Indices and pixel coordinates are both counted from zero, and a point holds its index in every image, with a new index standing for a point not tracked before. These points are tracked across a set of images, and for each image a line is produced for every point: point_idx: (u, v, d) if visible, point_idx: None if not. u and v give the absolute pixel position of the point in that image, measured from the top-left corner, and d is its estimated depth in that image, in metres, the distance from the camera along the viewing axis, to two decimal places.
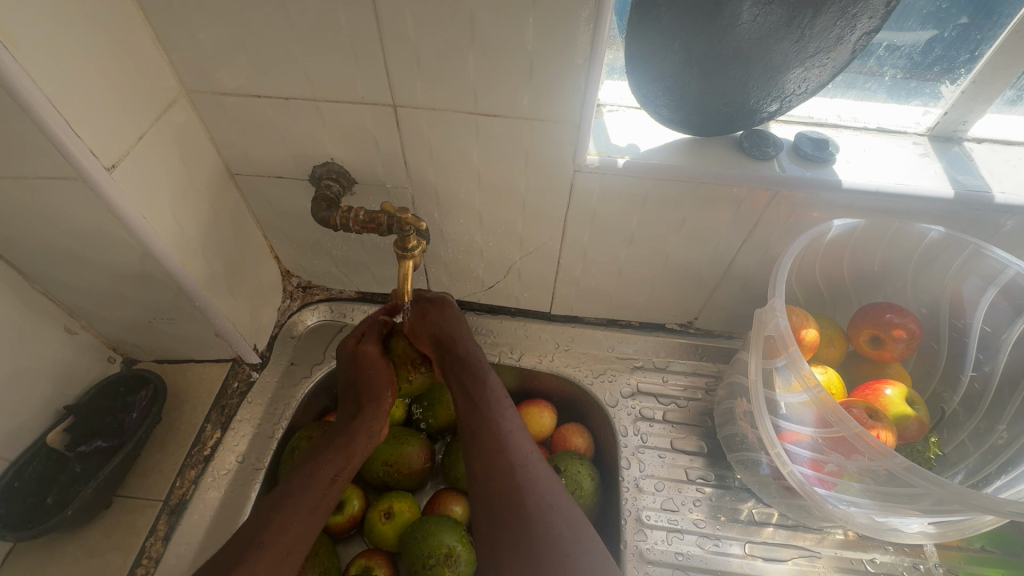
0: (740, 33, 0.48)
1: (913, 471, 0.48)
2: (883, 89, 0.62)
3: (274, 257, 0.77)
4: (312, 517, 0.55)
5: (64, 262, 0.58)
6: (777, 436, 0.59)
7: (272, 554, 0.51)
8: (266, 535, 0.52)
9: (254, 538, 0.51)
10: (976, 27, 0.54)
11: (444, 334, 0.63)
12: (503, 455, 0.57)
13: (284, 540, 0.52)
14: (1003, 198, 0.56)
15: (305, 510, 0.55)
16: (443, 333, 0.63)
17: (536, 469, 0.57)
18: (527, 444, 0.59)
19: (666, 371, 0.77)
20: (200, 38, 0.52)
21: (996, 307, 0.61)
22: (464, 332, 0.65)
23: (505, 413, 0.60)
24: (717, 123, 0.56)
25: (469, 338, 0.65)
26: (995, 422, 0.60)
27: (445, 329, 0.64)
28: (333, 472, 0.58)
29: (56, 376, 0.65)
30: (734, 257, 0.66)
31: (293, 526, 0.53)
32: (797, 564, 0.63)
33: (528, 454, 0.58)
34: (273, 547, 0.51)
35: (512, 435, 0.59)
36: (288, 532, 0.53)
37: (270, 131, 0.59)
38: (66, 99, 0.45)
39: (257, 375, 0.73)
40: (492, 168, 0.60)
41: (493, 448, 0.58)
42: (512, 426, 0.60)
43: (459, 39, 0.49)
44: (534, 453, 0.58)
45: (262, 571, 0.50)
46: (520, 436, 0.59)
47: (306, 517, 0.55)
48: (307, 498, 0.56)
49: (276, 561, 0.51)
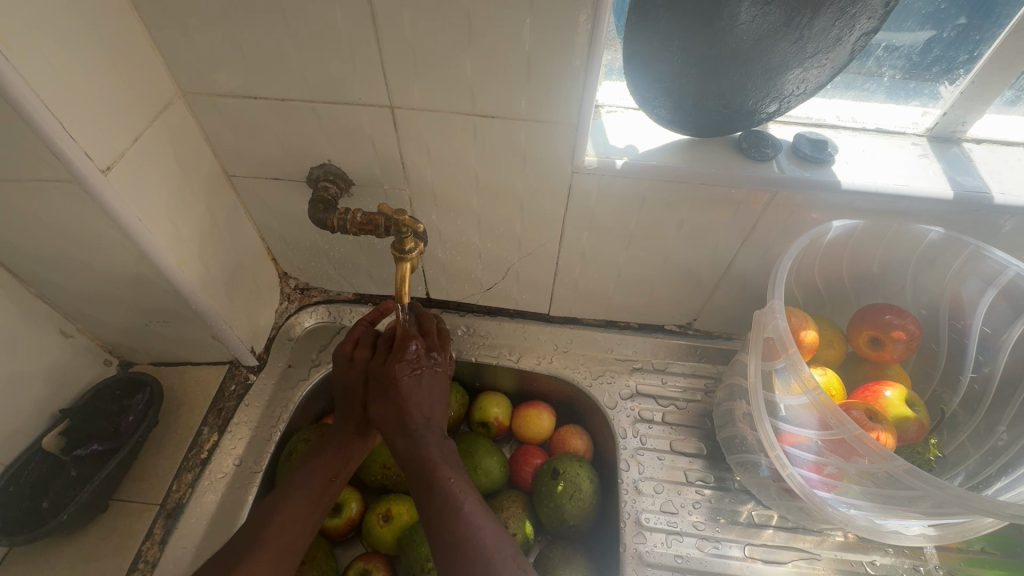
0: (739, 33, 0.48)
1: (913, 474, 0.48)
2: (882, 89, 0.62)
3: (272, 259, 0.77)
4: (312, 514, 0.56)
5: (60, 265, 0.57)
6: (777, 439, 0.59)
7: (273, 553, 0.51)
8: (267, 534, 0.52)
9: (257, 537, 0.51)
10: (974, 27, 0.54)
11: (401, 403, 0.57)
12: (462, 554, 0.48)
13: (284, 539, 0.52)
14: (1002, 199, 0.55)
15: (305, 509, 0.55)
16: (398, 410, 0.57)
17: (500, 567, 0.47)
18: (494, 535, 0.49)
19: (665, 372, 0.77)
20: (197, 39, 0.51)
21: (996, 308, 0.60)
22: (425, 398, 0.58)
23: (464, 502, 0.51)
24: (715, 124, 0.56)
25: (433, 397, 0.59)
26: (995, 423, 0.60)
27: (401, 397, 0.58)
28: (329, 474, 0.58)
29: (52, 379, 0.65)
30: (733, 258, 0.66)
31: (293, 525, 0.54)
32: (797, 566, 0.62)
33: (494, 542, 0.49)
34: (274, 544, 0.52)
35: (471, 529, 0.49)
36: (288, 531, 0.53)
37: (267, 133, 0.59)
38: (60, 101, 0.44)
39: (254, 378, 0.73)
40: (490, 169, 0.59)
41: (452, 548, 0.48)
42: (473, 521, 0.50)
43: (457, 40, 0.49)
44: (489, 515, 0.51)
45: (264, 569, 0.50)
46: (484, 526, 0.50)
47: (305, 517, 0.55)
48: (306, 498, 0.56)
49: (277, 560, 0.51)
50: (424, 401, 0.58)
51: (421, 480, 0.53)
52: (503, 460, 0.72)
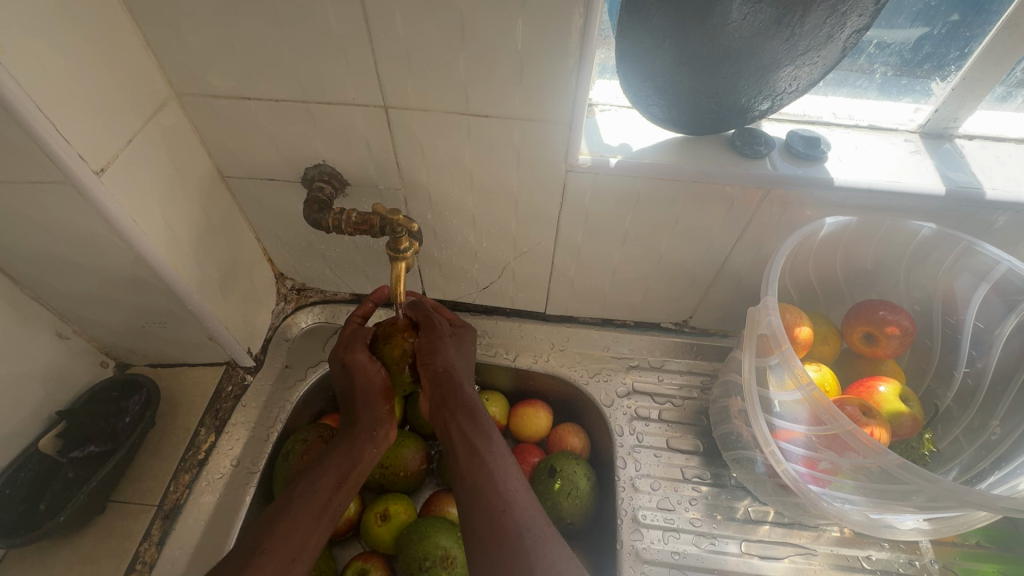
0: (730, 31, 0.48)
1: (906, 468, 0.48)
2: (874, 86, 0.62)
3: (268, 260, 0.77)
4: (317, 524, 0.54)
5: (55, 267, 0.58)
6: (771, 435, 0.59)
7: (277, 563, 0.50)
8: (269, 544, 0.51)
9: (258, 547, 0.50)
10: (965, 24, 0.54)
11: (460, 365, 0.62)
12: (504, 498, 0.53)
13: (286, 549, 0.51)
14: (994, 194, 0.56)
15: (308, 520, 0.54)
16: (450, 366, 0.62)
17: (531, 513, 0.52)
18: (526, 492, 0.54)
19: (660, 370, 0.77)
20: (189, 40, 0.51)
21: (989, 303, 0.61)
22: (468, 367, 0.64)
23: (506, 459, 0.56)
24: (708, 122, 0.56)
25: (472, 363, 0.65)
26: (988, 417, 0.60)
27: (456, 357, 0.63)
28: (336, 479, 0.57)
29: (48, 382, 0.65)
30: (728, 255, 0.66)
31: (300, 527, 0.53)
32: (794, 562, 0.63)
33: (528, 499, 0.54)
34: (277, 554, 0.50)
35: (510, 480, 0.54)
36: (292, 541, 0.52)
37: (262, 133, 0.59)
38: (53, 102, 0.44)
39: (251, 378, 0.73)
40: (484, 169, 0.60)
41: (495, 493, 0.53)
42: (516, 484, 0.54)
43: (449, 39, 0.49)
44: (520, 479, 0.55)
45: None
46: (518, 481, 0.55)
47: (309, 526, 0.54)
48: (310, 507, 0.54)
49: (279, 571, 0.50)
50: (470, 371, 0.64)
51: (472, 434, 0.58)
52: None
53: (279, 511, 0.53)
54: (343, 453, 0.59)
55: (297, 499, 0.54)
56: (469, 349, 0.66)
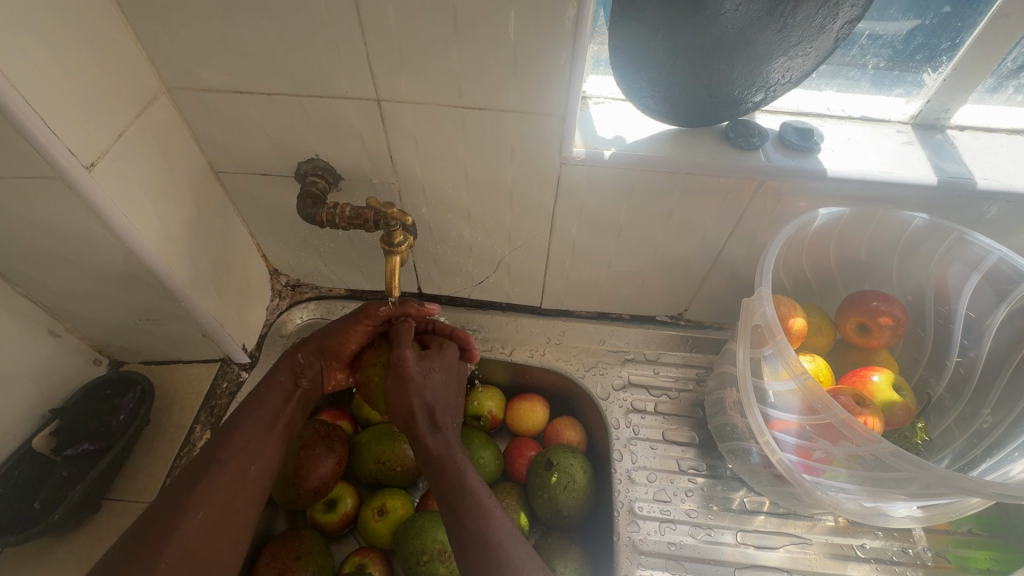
0: (723, 23, 0.48)
1: (899, 456, 0.49)
2: (867, 77, 0.62)
3: (262, 257, 0.76)
4: (266, 437, 0.58)
5: (46, 264, 0.57)
6: (766, 425, 0.59)
7: (230, 475, 0.55)
8: (221, 456, 0.55)
9: (213, 459, 0.55)
10: (956, 15, 0.55)
11: (430, 402, 0.56)
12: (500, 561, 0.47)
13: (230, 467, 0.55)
14: (985, 185, 0.56)
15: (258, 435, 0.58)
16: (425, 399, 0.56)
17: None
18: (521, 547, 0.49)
19: (656, 363, 0.78)
20: (179, 34, 0.51)
21: (980, 292, 0.61)
22: (442, 399, 0.57)
23: (493, 511, 0.50)
24: (702, 114, 0.56)
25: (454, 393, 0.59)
26: (980, 406, 0.61)
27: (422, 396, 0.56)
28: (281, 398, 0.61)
29: (40, 380, 0.64)
30: (722, 247, 0.67)
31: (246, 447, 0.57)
32: (789, 551, 0.63)
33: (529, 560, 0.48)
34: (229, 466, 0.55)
35: (503, 539, 0.49)
36: (242, 454, 0.56)
37: (254, 128, 0.59)
38: (41, 96, 0.44)
39: (246, 375, 0.73)
40: (478, 163, 0.60)
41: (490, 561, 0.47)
42: (502, 527, 0.49)
43: (441, 31, 0.48)
44: (504, 519, 0.50)
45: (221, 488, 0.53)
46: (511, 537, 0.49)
47: (259, 440, 0.58)
48: (258, 422, 0.58)
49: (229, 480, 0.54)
50: (447, 399, 0.58)
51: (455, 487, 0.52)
52: (497, 453, 0.72)
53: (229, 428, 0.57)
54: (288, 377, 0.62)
55: (245, 415, 0.58)
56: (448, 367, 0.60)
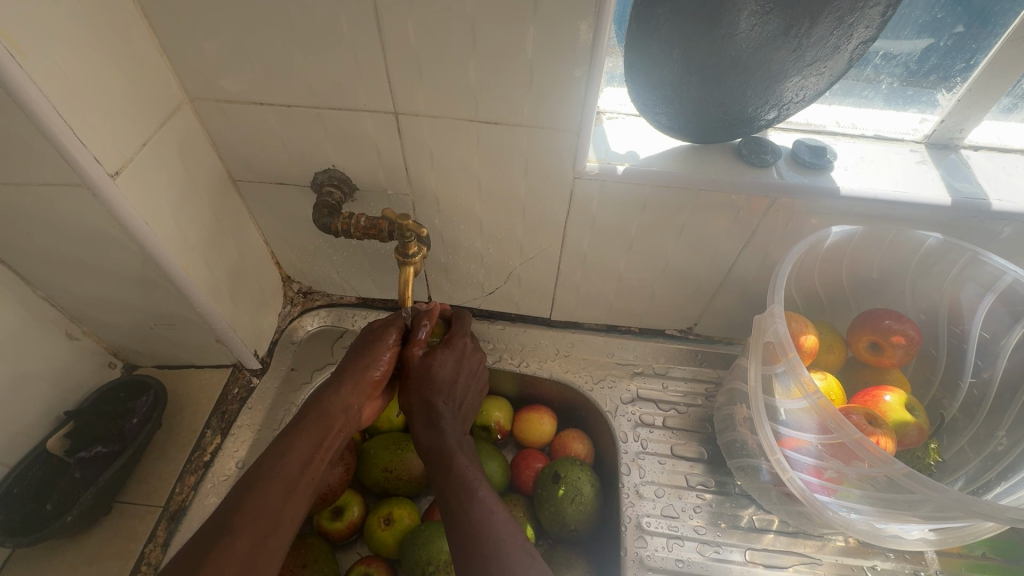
0: (738, 42, 0.49)
1: (913, 478, 0.48)
2: (880, 97, 0.63)
3: (275, 263, 0.77)
4: (291, 495, 0.50)
5: (66, 268, 0.58)
6: (777, 443, 0.59)
7: (249, 537, 0.46)
8: (238, 523, 0.46)
9: (228, 524, 0.46)
10: (971, 36, 0.55)
11: (442, 381, 0.60)
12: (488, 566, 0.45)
13: (258, 522, 0.47)
14: (1000, 206, 0.56)
15: (289, 476, 0.51)
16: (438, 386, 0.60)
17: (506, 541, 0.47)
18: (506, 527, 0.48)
19: (665, 377, 0.78)
20: (205, 48, 0.52)
21: (994, 313, 0.61)
22: (459, 388, 0.62)
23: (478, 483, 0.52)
24: (714, 131, 0.57)
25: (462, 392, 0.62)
26: (994, 428, 0.60)
27: (440, 381, 0.60)
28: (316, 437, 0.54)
29: (56, 381, 0.65)
30: (734, 262, 0.67)
31: (274, 485, 0.49)
32: (798, 571, 0.62)
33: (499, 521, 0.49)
34: (252, 525, 0.46)
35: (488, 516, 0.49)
36: (263, 517, 0.47)
37: (273, 139, 0.60)
38: (71, 107, 0.45)
39: (257, 381, 0.73)
40: (493, 176, 0.60)
41: (461, 524, 0.49)
42: (486, 502, 0.50)
43: (460, 48, 0.49)
44: (487, 494, 0.51)
45: (238, 559, 0.45)
46: (510, 537, 0.47)
47: (290, 479, 0.51)
48: (284, 478, 0.50)
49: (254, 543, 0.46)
50: (455, 391, 0.61)
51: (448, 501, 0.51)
52: (504, 464, 0.71)
53: (250, 485, 0.49)
54: (319, 418, 0.55)
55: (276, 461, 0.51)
56: (451, 362, 0.62)
